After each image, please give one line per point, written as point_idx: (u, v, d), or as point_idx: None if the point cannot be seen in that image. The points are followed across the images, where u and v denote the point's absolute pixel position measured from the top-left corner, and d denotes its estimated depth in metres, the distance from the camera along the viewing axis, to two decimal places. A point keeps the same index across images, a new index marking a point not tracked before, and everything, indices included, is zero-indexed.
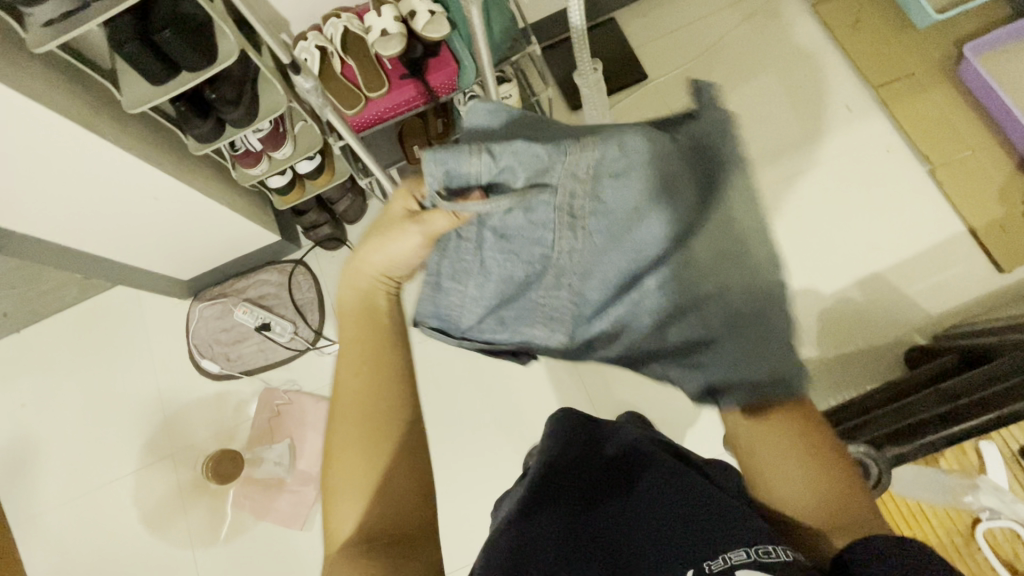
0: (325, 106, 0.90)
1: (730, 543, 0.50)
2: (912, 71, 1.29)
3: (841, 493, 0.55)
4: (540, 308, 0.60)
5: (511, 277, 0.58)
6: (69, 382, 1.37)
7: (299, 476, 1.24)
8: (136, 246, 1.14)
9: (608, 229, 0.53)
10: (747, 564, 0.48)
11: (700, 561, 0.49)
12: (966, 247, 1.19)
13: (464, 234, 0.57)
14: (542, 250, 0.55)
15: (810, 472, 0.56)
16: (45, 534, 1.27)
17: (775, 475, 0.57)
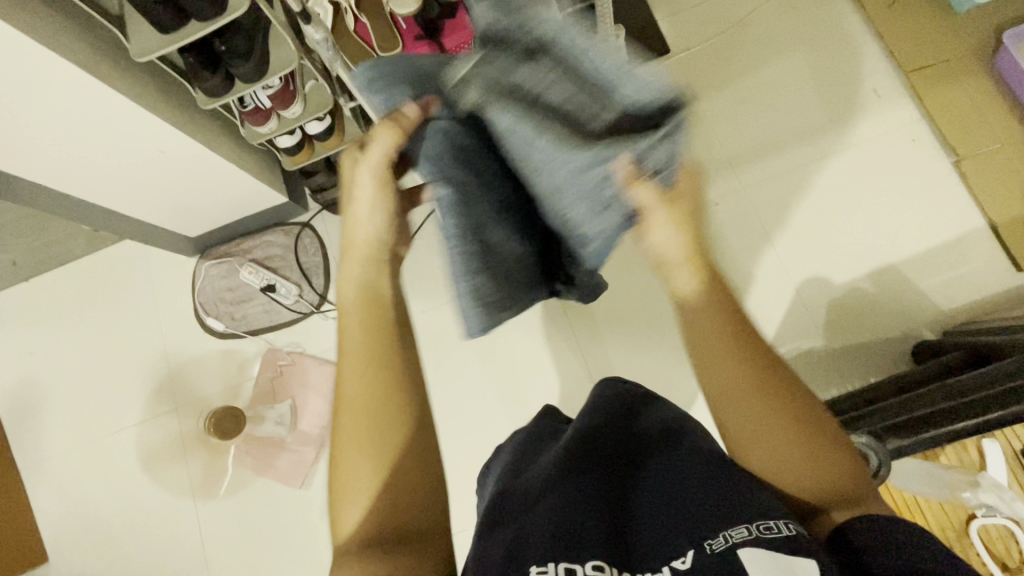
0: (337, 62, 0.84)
1: (732, 521, 0.48)
2: (946, 57, 1.24)
3: (832, 467, 0.50)
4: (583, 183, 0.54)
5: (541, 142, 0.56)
6: (76, 332, 1.38)
7: (299, 436, 1.25)
8: (144, 199, 1.13)
9: None
10: (747, 542, 0.46)
11: (700, 542, 0.48)
12: (986, 242, 1.16)
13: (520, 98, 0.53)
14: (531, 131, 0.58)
15: (794, 455, 0.50)
16: (52, 477, 1.31)
17: (751, 452, 0.52)
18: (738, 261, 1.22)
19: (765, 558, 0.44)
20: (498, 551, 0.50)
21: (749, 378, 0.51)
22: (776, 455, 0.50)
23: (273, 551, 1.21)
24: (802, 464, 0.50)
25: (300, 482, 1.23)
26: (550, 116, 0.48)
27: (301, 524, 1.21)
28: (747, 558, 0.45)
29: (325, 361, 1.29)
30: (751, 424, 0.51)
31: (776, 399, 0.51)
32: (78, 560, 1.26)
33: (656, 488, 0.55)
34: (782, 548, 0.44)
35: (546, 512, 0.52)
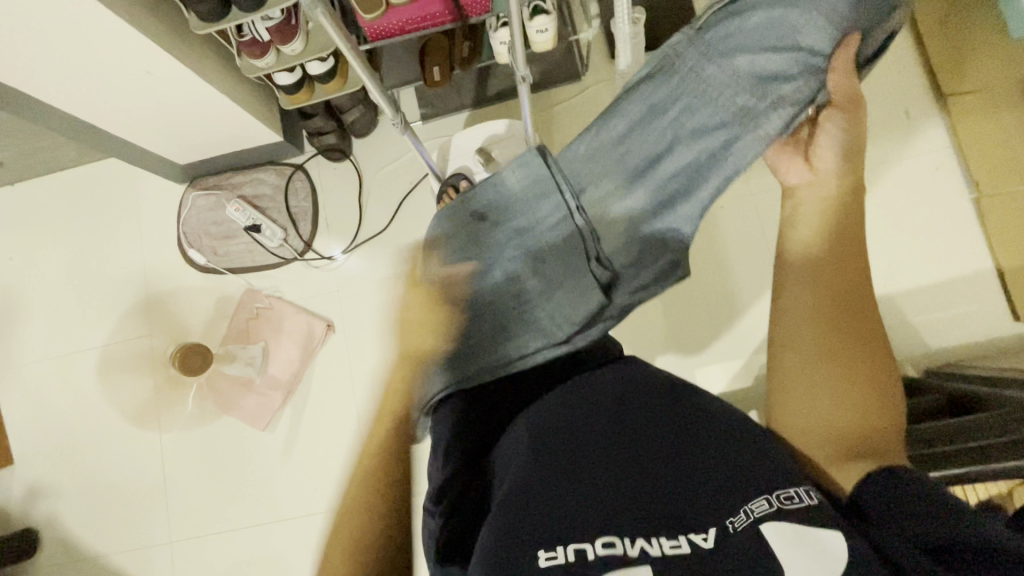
0: (316, 8, 0.72)
1: (750, 495, 0.49)
2: (990, 85, 1.17)
3: (879, 410, 0.55)
4: (715, 160, 0.76)
5: (663, 138, 0.78)
6: (57, 245, 1.37)
7: (268, 380, 1.25)
8: (132, 122, 1.10)
9: (625, 165, 0.79)
10: (769, 515, 0.47)
11: (722, 520, 0.48)
12: (990, 286, 1.12)
13: (665, 108, 0.78)
14: (652, 139, 0.78)
15: (852, 385, 0.56)
16: (22, 384, 1.32)
17: (804, 370, 0.58)
18: (733, 270, 1.19)
19: (788, 534, 0.45)
20: (504, 501, 0.52)
21: (838, 298, 0.59)
22: (825, 375, 0.57)
23: (230, 486, 1.23)
24: (863, 390, 0.56)
25: (265, 425, 1.24)
26: (731, 67, 0.75)
27: (260, 466, 1.23)
28: (770, 533, 0.45)
29: (302, 310, 1.27)
30: (823, 336, 0.58)
31: (844, 323, 0.58)
32: (42, 467, 1.28)
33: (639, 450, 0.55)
34: (807, 523, 0.46)
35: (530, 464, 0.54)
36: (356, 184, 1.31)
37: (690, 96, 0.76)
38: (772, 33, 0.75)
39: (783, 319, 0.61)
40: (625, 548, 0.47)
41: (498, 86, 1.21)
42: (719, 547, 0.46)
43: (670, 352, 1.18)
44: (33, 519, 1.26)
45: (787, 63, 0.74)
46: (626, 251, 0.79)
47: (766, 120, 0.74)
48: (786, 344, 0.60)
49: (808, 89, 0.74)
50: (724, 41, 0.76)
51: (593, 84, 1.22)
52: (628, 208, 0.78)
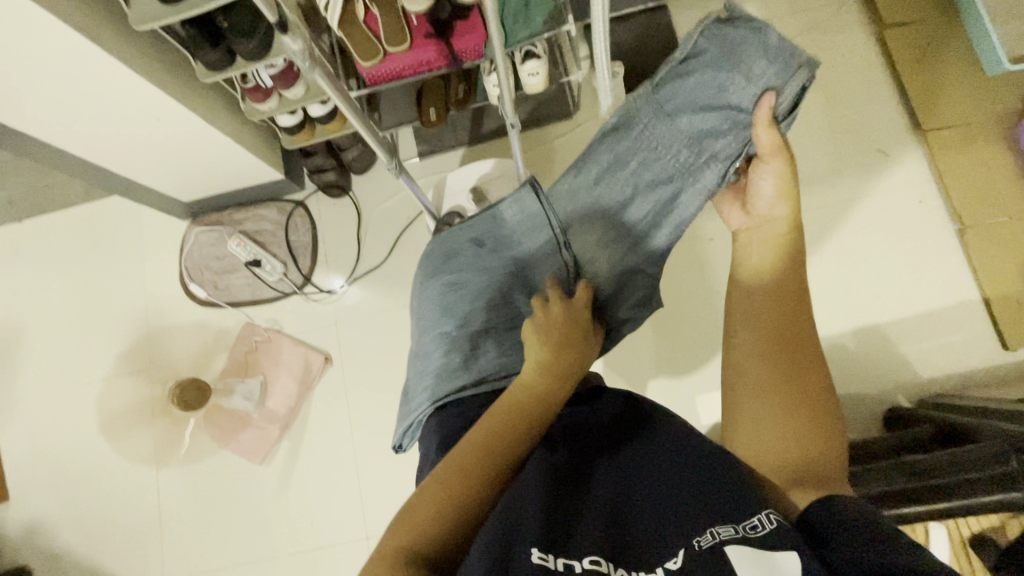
0: (312, 69, 0.77)
1: (717, 520, 0.47)
2: (967, 120, 1.21)
3: (821, 444, 0.55)
4: (676, 209, 0.76)
5: (625, 188, 0.77)
6: (61, 280, 1.39)
7: (266, 414, 1.26)
8: (139, 164, 1.14)
9: (591, 213, 0.79)
10: (734, 539, 0.44)
11: (690, 540, 0.46)
12: (978, 315, 1.14)
13: (625, 159, 0.76)
14: (615, 189, 0.77)
15: (796, 412, 0.57)
16: (21, 419, 1.33)
17: (754, 399, 0.59)
18: (724, 301, 1.20)
19: (746, 554, 0.43)
20: (503, 517, 0.48)
21: (785, 331, 0.61)
22: (771, 403, 0.58)
23: (225, 522, 1.22)
24: (806, 422, 0.56)
25: (261, 459, 1.24)
26: (679, 124, 0.72)
27: (256, 500, 1.22)
28: (734, 554, 0.43)
29: (301, 343, 1.29)
30: (772, 371, 0.59)
31: (796, 362, 0.59)
32: (39, 503, 1.28)
33: (629, 475, 0.55)
34: (768, 546, 0.43)
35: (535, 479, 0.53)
36: (355, 219, 1.34)
37: (641, 149, 0.75)
38: (708, 89, 0.70)
39: (737, 346, 0.63)
40: (609, 569, 0.44)
41: (492, 126, 1.25)
42: (685, 568, 0.43)
43: (665, 383, 1.19)
44: (27, 556, 1.25)
45: (724, 122, 0.70)
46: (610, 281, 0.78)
47: (698, 178, 0.73)
48: (737, 371, 0.62)
49: (738, 147, 0.70)
50: (666, 98, 0.73)
51: (584, 122, 1.27)
52: (603, 251, 0.78)
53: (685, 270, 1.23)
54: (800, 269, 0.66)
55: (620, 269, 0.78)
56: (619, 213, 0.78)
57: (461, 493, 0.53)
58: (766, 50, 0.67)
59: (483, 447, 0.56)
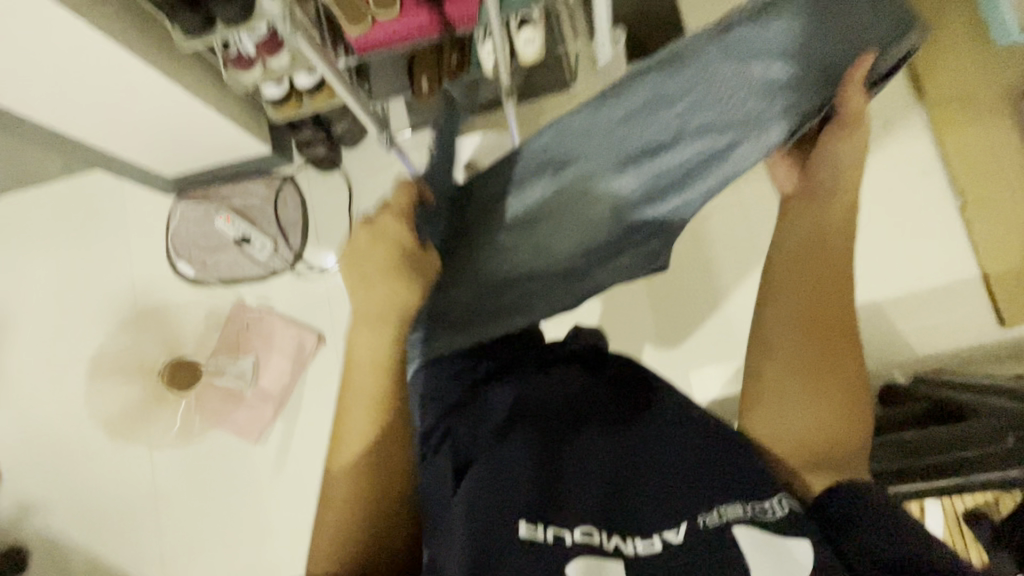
0: (295, 35, 0.73)
1: (725, 499, 0.46)
2: (974, 94, 1.18)
3: (848, 426, 0.52)
4: (718, 157, 0.72)
5: (665, 133, 0.73)
6: (44, 258, 1.35)
7: (259, 394, 1.24)
8: (121, 138, 1.10)
9: (620, 155, 0.74)
10: (742, 520, 0.44)
11: (693, 516, 0.45)
12: (977, 292, 1.13)
13: (671, 100, 0.73)
14: (654, 133, 0.73)
15: (828, 400, 0.52)
16: (10, 399, 1.31)
17: (781, 378, 0.54)
18: (723, 279, 1.19)
19: (760, 541, 0.42)
20: (488, 473, 0.47)
21: (820, 307, 0.56)
22: (799, 384, 0.53)
23: (221, 500, 1.22)
24: (832, 403, 0.52)
25: (256, 438, 1.23)
26: (743, 71, 0.70)
27: (251, 479, 1.22)
28: (742, 537, 0.43)
29: (293, 322, 1.27)
30: (806, 348, 0.54)
31: (828, 340, 0.55)
32: (32, 483, 1.27)
33: (623, 436, 0.52)
34: (778, 532, 0.43)
35: (523, 444, 0.50)
36: (346, 195, 1.30)
37: (702, 90, 0.72)
38: (784, 40, 0.69)
39: (772, 317, 0.57)
40: (602, 540, 0.44)
41: (487, 96, 1.20)
42: (689, 544, 0.43)
43: (662, 361, 1.18)
44: (22, 536, 1.25)
45: (807, 75, 0.69)
46: (620, 232, 0.74)
47: (767, 129, 0.69)
48: (767, 344, 0.56)
49: (814, 106, 0.68)
50: (745, 40, 0.70)
51: (582, 94, 1.23)
52: (620, 202, 0.74)
53: (684, 247, 1.20)
54: (844, 239, 0.60)
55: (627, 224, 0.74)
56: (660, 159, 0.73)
57: (363, 458, 0.53)
58: (859, 20, 0.69)
59: (369, 421, 0.54)
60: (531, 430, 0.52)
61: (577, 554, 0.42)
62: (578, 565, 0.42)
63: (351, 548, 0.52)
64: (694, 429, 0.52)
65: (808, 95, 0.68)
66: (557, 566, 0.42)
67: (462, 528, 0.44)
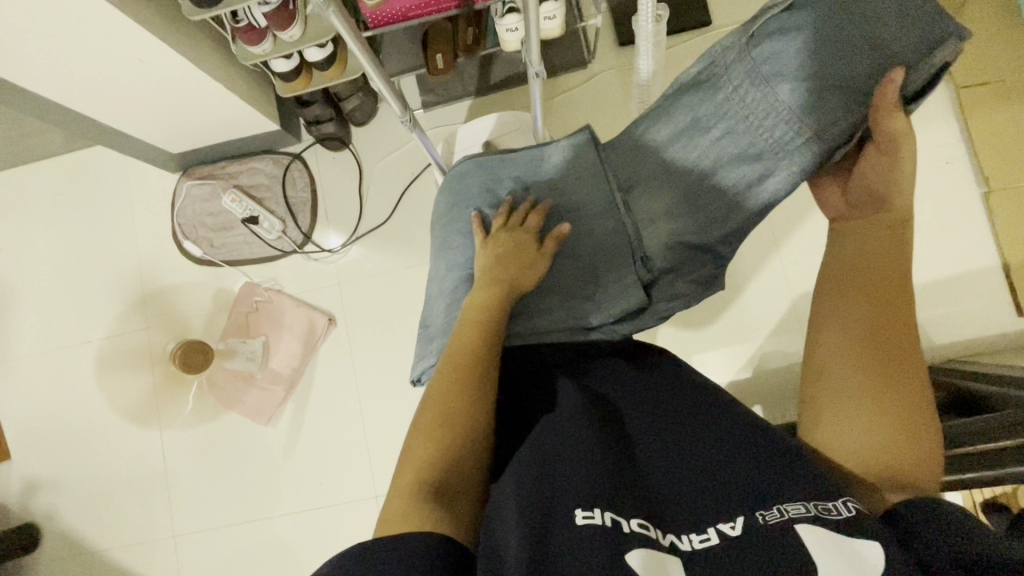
0: (327, 6, 0.69)
1: (787, 498, 0.45)
2: (1002, 76, 1.15)
3: (914, 454, 0.50)
4: (751, 180, 0.71)
5: (697, 156, 0.74)
6: (48, 235, 1.33)
7: (270, 374, 1.23)
8: (126, 113, 1.07)
9: (654, 173, 0.76)
10: (806, 519, 0.42)
11: (751, 512, 0.44)
12: (995, 281, 1.12)
13: (702, 120, 0.73)
14: (688, 155, 0.74)
15: (891, 424, 0.51)
16: (17, 378, 1.29)
17: (846, 399, 0.53)
18: (739, 264, 1.17)
19: (827, 542, 0.40)
20: (547, 464, 0.49)
21: (880, 323, 0.55)
22: (862, 400, 0.52)
23: (232, 480, 1.22)
24: (901, 426, 0.50)
25: (267, 420, 1.22)
26: (771, 91, 0.68)
27: (263, 460, 1.22)
28: (804, 534, 0.41)
29: (303, 303, 1.25)
30: (863, 375, 0.53)
31: (894, 361, 0.53)
32: (41, 462, 1.27)
33: (673, 428, 0.54)
34: (849, 531, 0.41)
35: (578, 429, 0.52)
36: (356, 174, 1.27)
37: (733, 117, 0.71)
38: (816, 58, 0.65)
39: (830, 334, 0.58)
40: (657, 535, 0.43)
41: (502, 75, 1.17)
42: (748, 539, 0.42)
43: (677, 347, 1.17)
44: (31, 514, 1.25)
45: (847, 85, 0.64)
46: (667, 255, 0.74)
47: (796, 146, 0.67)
48: (823, 366, 0.57)
49: (852, 122, 0.64)
50: (772, 58, 0.67)
51: (600, 72, 1.19)
52: (671, 223, 0.74)
53: None
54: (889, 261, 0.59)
55: (678, 244, 0.73)
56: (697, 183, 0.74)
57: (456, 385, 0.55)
58: (900, 21, 0.62)
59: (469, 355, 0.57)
60: (582, 414, 0.54)
61: (635, 545, 0.41)
62: (637, 556, 0.40)
63: (438, 467, 0.50)
64: (745, 428, 0.52)
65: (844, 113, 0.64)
66: (617, 550, 0.40)
67: (514, 508, 0.44)
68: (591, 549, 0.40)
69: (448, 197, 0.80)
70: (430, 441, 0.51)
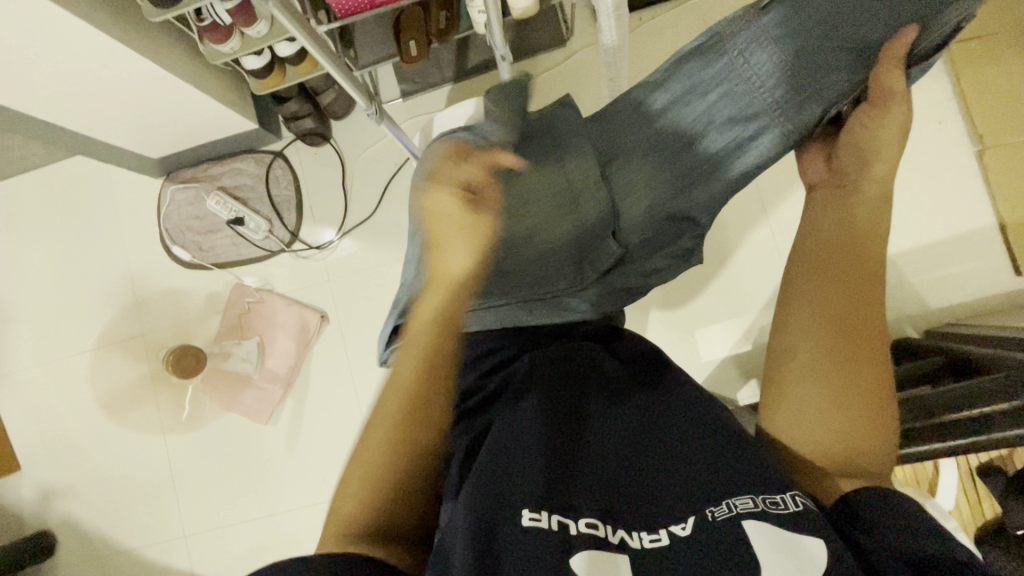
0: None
1: (734, 490, 0.45)
2: (994, 29, 1.11)
3: (867, 437, 0.49)
4: (739, 138, 0.68)
5: (701, 118, 0.69)
6: (38, 247, 1.33)
7: (266, 374, 1.24)
8: (102, 121, 1.06)
9: (655, 141, 0.70)
10: (753, 514, 0.43)
11: (701, 508, 0.44)
12: (991, 242, 1.10)
13: (700, 81, 0.69)
14: (691, 120, 0.69)
15: (843, 411, 0.50)
16: (21, 390, 1.31)
17: (809, 391, 0.52)
18: (730, 238, 1.16)
19: (771, 536, 0.41)
20: (500, 450, 0.48)
21: (843, 314, 0.53)
22: (816, 377, 0.52)
23: (237, 479, 1.24)
24: (864, 415, 0.50)
25: (266, 419, 1.23)
26: (732, 60, 0.68)
27: (265, 459, 1.23)
28: (752, 533, 0.42)
29: (294, 302, 1.25)
30: (820, 360, 0.52)
31: (855, 347, 0.52)
32: (51, 470, 1.29)
33: (630, 410, 0.53)
34: (791, 527, 0.42)
35: (533, 415, 0.51)
36: (339, 169, 1.26)
37: (732, 79, 0.68)
38: (809, 23, 0.65)
39: (792, 318, 0.56)
40: (606, 533, 0.43)
41: (478, 58, 1.15)
42: (697, 537, 0.42)
43: (671, 325, 1.16)
44: (45, 522, 1.28)
45: (842, 52, 0.65)
46: (643, 227, 0.70)
47: (794, 118, 0.67)
48: (780, 351, 0.55)
49: (842, 90, 0.66)
50: (777, 22, 0.66)
51: (578, 49, 1.17)
52: (653, 193, 0.69)
53: None
54: (859, 234, 0.58)
55: (661, 215, 0.69)
56: (686, 151, 0.69)
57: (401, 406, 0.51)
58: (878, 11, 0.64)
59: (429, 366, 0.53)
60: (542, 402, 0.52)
61: (580, 546, 0.42)
62: (581, 558, 0.41)
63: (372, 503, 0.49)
64: (701, 418, 0.51)
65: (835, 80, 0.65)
66: (561, 554, 0.41)
67: (464, 504, 0.45)
68: (541, 554, 0.40)
69: (417, 175, 0.73)
70: (364, 483, 0.49)
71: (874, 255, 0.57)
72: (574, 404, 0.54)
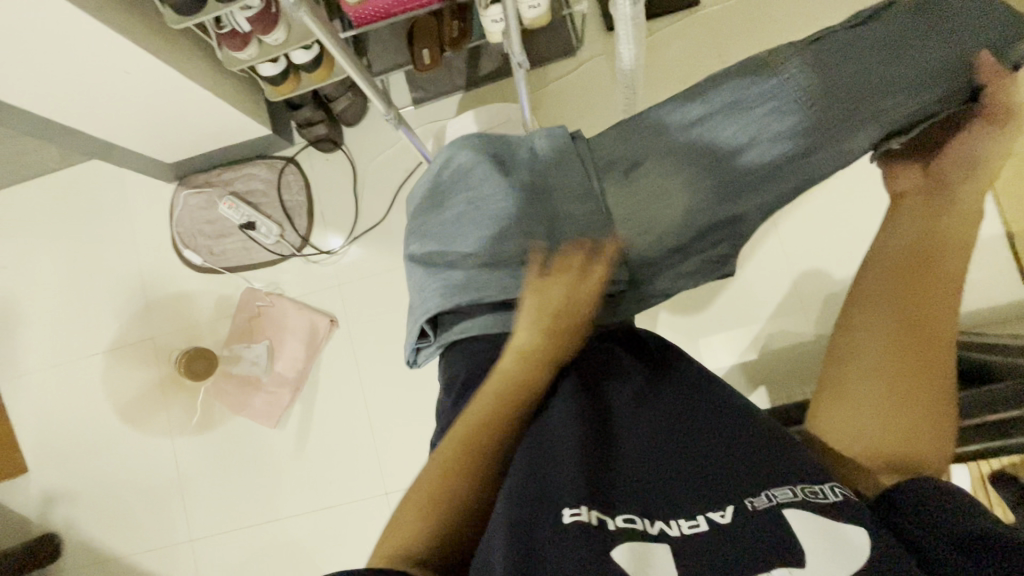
0: (297, 7, 0.70)
1: (774, 481, 0.46)
2: None
3: (919, 432, 0.51)
4: (798, 151, 0.62)
5: (736, 138, 0.63)
6: (50, 250, 1.34)
7: (275, 378, 1.24)
8: (120, 127, 1.08)
9: (698, 148, 0.64)
10: (792, 503, 0.44)
11: (740, 499, 0.45)
12: (999, 251, 1.10)
13: (761, 88, 0.64)
14: (736, 133, 0.63)
15: (905, 409, 0.51)
16: (28, 393, 1.32)
17: (867, 387, 0.53)
18: None
19: (816, 526, 0.42)
20: (530, 455, 0.49)
21: (908, 313, 0.54)
22: (875, 368, 0.53)
23: (243, 483, 1.23)
24: (921, 412, 0.51)
25: (275, 422, 1.24)
26: (789, 80, 0.63)
27: (272, 464, 1.23)
28: (793, 520, 0.43)
29: (304, 306, 1.26)
30: (883, 359, 0.53)
31: (922, 341, 0.53)
32: (57, 473, 1.29)
33: (660, 411, 0.53)
34: (829, 514, 0.43)
35: (565, 418, 0.51)
36: (350, 175, 1.27)
37: (791, 93, 0.62)
38: (892, 48, 0.62)
39: (857, 314, 0.57)
40: (645, 526, 0.44)
41: (490, 66, 1.16)
42: (737, 526, 0.43)
43: (679, 332, 1.16)
44: (49, 524, 1.28)
45: (928, 71, 0.61)
46: (679, 231, 0.64)
47: (857, 135, 0.62)
48: (845, 345, 0.56)
49: (922, 103, 0.61)
50: (854, 47, 0.63)
51: (589, 58, 1.18)
52: (695, 192, 0.64)
53: None
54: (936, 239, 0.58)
55: (702, 220, 0.64)
56: (725, 160, 0.63)
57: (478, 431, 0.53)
58: (952, 34, 0.61)
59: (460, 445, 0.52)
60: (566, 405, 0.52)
61: (622, 541, 0.42)
62: (624, 551, 0.41)
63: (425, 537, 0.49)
64: (730, 415, 0.52)
65: (920, 97, 0.61)
66: (603, 547, 0.41)
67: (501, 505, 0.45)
68: (579, 551, 0.41)
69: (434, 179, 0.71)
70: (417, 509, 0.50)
71: (943, 265, 0.56)
72: (605, 409, 0.54)
